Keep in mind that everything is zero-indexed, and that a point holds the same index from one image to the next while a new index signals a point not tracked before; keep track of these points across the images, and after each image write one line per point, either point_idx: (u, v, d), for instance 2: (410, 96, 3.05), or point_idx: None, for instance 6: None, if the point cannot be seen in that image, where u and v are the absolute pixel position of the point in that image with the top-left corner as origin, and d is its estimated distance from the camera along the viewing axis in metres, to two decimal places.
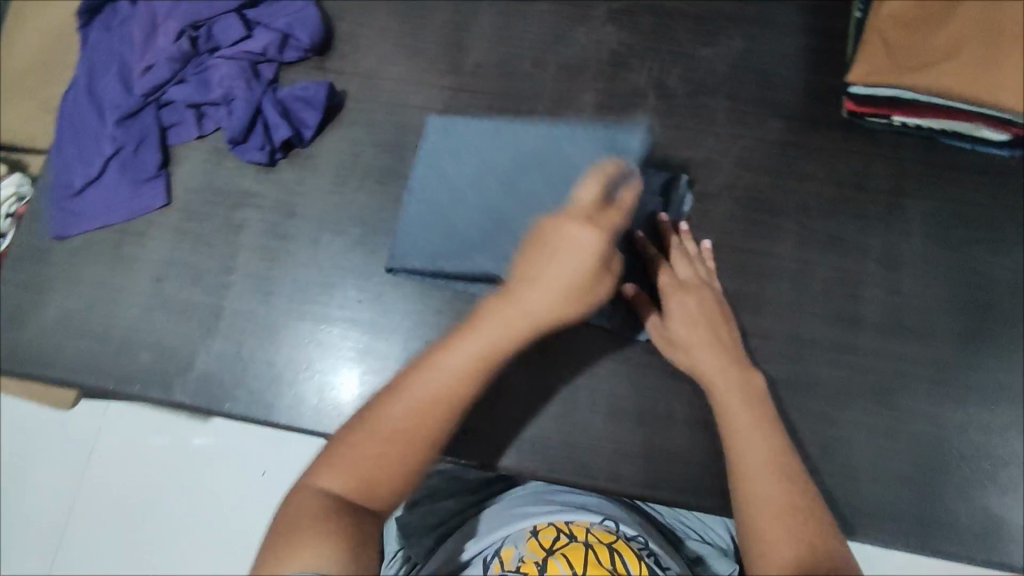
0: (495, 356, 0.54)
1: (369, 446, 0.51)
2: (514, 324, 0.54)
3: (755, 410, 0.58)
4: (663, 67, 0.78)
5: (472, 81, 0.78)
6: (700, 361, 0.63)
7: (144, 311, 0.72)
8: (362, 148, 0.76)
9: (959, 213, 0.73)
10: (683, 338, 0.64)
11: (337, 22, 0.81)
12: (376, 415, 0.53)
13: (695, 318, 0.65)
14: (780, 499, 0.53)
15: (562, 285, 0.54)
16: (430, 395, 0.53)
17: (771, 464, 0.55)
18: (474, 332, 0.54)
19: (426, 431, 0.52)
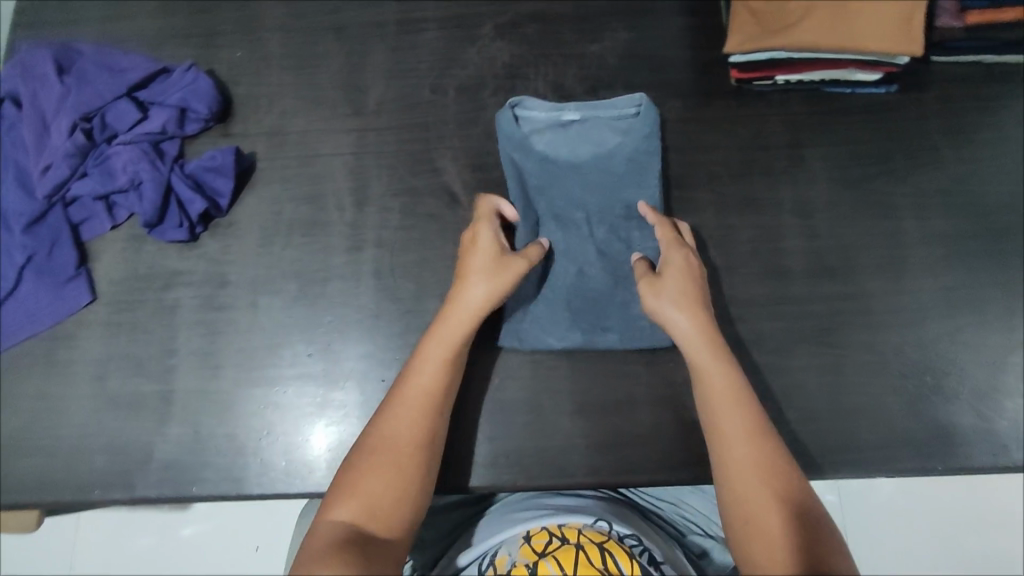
0: (456, 354, 0.64)
1: (372, 474, 0.57)
2: (462, 328, 0.64)
3: (740, 411, 0.59)
4: (558, 71, 0.81)
5: (377, 118, 0.79)
6: (686, 322, 0.63)
7: (92, 412, 0.71)
8: (282, 206, 0.76)
9: (854, 154, 0.77)
10: (670, 286, 0.64)
11: (233, 88, 0.81)
12: (375, 443, 0.59)
13: (684, 271, 0.65)
14: (750, 481, 0.56)
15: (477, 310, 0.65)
16: (420, 409, 0.61)
17: (752, 448, 0.57)
18: (432, 340, 0.64)
19: (419, 445, 0.59)
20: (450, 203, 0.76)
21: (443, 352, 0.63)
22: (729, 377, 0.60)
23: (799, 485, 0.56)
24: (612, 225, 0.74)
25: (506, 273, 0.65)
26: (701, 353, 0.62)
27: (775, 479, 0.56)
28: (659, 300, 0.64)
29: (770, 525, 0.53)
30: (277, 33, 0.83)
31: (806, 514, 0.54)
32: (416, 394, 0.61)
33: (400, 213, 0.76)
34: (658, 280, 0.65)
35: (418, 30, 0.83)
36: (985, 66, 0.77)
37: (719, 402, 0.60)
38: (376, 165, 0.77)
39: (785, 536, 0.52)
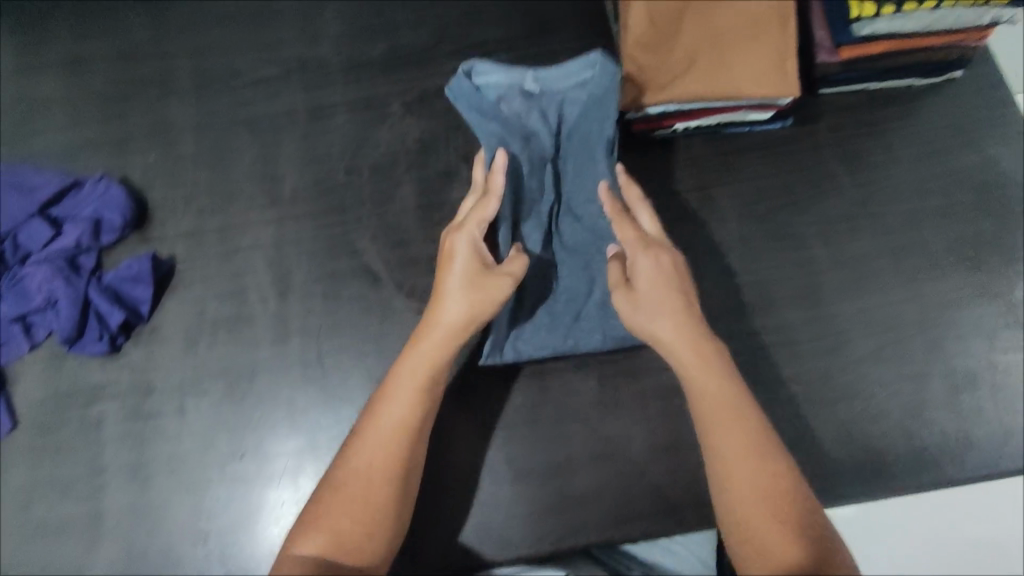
0: (435, 375, 0.62)
1: (341, 508, 0.56)
2: (442, 346, 0.62)
3: (732, 426, 0.57)
4: (468, 140, 0.83)
5: (294, 206, 0.80)
6: (670, 334, 0.61)
7: (22, 542, 0.69)
8: (205, 304, 0.76)
9: (760, 189, 0.79)
10: (647, 295, 0.62)
11: (149, 192, 0.82)
12: (348, 473, 0.58)
13: (660, 277, 0.63)
14: (750, 491, 0.55)
15: (456, 325, 0.62)
16: (395, 435, 0.59)
17: (751, 458, 0.56)
18: (411, 355, 0.62)
19: (392, 476, 0.58)
20: (372, 283, 0.76)
21: (422, 372, 0.61)
22: (720, 386, 0.60)
23: (801, 497, 0.55)
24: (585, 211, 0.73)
25: (487, 287, 0.61)
26: (690, 364, 0.61)
27: (776, 492, 0.54)
28: (637, 312, 0.62)
29: (771, 538, 0.52)
30: (190, 133, 0.84)
31: (805, 528, 0.52)
32: (387, 422, 0.59)
33: (322, 298, 0.76)
34: (634, 290, 0.62)
35: (329, 115, 0.85)
36: (868, 94, 0.82)
37: (713, 417, 0.58)
38: (295, 253, 0.78)
39: (787, 552, 0.51)
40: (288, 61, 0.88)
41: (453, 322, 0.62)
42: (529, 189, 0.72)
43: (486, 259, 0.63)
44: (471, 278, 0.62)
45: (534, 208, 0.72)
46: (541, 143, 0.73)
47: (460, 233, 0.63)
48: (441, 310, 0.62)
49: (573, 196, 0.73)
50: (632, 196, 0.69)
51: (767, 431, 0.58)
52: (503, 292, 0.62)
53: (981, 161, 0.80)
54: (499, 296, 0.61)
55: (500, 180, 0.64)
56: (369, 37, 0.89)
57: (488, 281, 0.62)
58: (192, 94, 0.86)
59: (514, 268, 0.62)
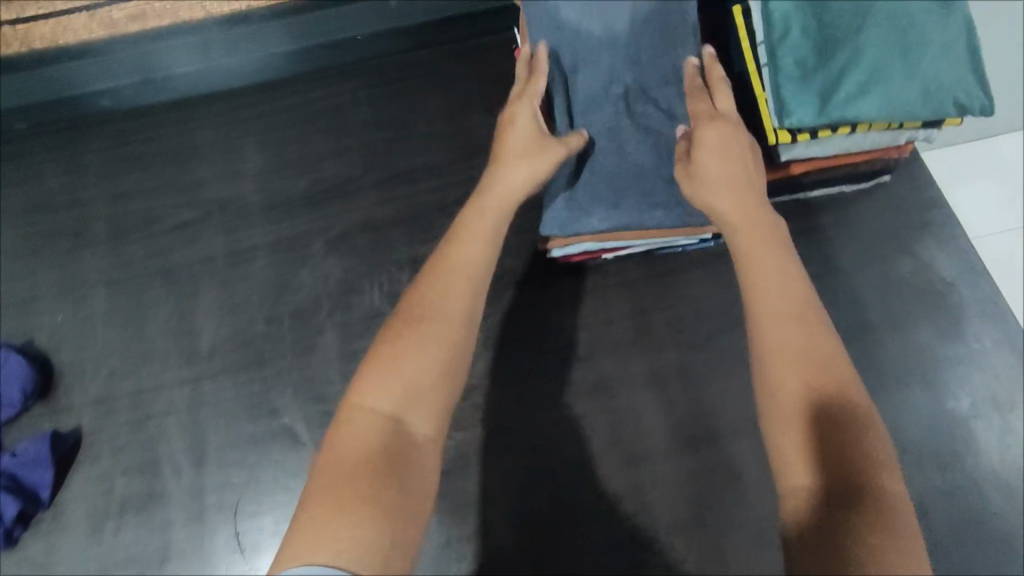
0: (500, 232, 0.56)
1: (410, 351, 0.46)
2: (500, 206, 0.57)
3: (787, 293, 0.48)
4: (393, 278, 0.80)
5: (211, 362, 0.76)
6: (728, 206, 0.54)
7: None
8: (113, 480, 0.71)
9: (696, 314, 0.77)
10: (707, 178, 0.56)
11: (55, 356, 0.77)
12: (418, 317, 0.48)
13: (731, 149, 0.57)
14: (810, 365, 0.45)
15: (515, 189, 0.59)
16: (468, 281, 0.50)
17: (810, 327, 0.47)
18: (477, 207, 0.57)
19: (467, 324, 0.49)
20: (294, 445, 0.72)
21: (489, 227, 0.55)
22: (776, 256, 0.51)
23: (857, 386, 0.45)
24: (654, 95, 0.70)
25: (546, 144, 0.62)
26: (741, 227, 0.53)
27: (845, 372, 0.45)
28: (696, 183, 0.57)
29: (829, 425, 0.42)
30: (102, 288, 0.81)
31: (868, 424, 0.43)
32: (462, 265, 0.51)
33: (241, 465, 0.71)
34: (693, 168, 0.57)
35: (249, 258, 0.82)
36: (799, 205, 0.81)
37: (771, 278, 0.49)
38: (212, 415, 0.73)
39: (854, 444, 0.41)
40: (207, 202, 0.85)
41: (518, 174, 0.59)
42: (589, 70, 0.70)
43: (542, 124, 0.64)
44: (535, 133, 0.62)
45: (580, 100, 0.70)
46: (602, 29, 0.70)
47: (519, 103, 0.64)
48: (508, 157, 0.61)
49: (640, 82, 0.70)
50: (713, 76, 0.65)
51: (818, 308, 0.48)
52: (561, 152, 0.62)
53: (919, 269, 0.78)
54: (560, 151, 0.62)
55: (544, 68, 0.67)
56: (290, 172, 0.87)
57: (551, 136, 0.62)
58: (106, 244, 0.83)
59: (573, 132, 0.64)
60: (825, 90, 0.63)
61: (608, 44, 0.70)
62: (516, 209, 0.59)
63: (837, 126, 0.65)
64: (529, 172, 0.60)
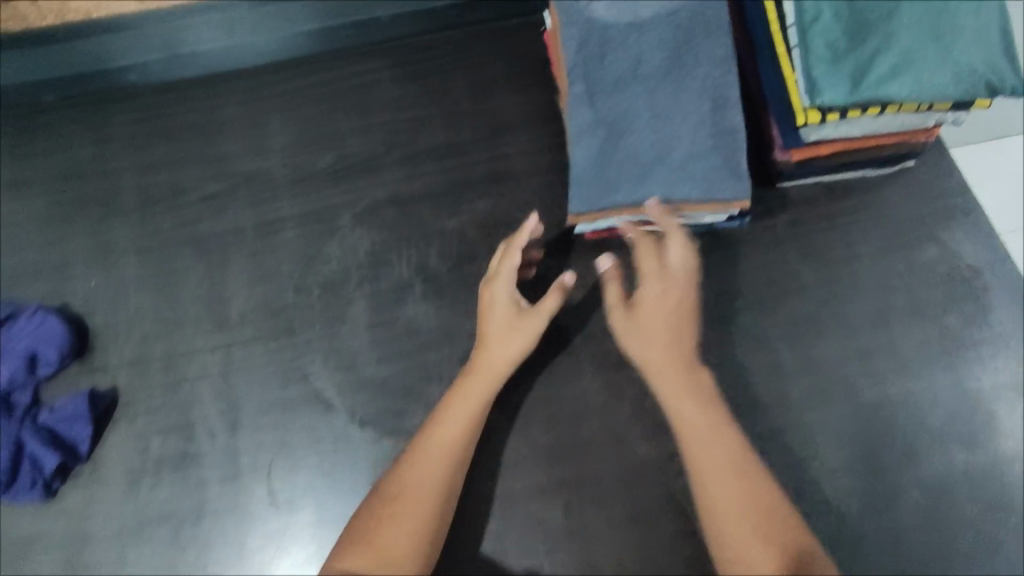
0: (478, 417, 0.65)
1: (393, 525, 0.58)
2: (483, 390, 0.66)
3: (722, 457, 0.58)
4: (421, 251, 0.81)
5: (241, 329, 0.78)
6: (660, 355, 0.64)
7: None
8: (148, 439, 0.73)
9: (721, 293, 0.78)
10: (643, 320, 0.65)
11: (89, 319, 0.79)
12: (392, 495, 0.60)
13: (664, 308, 0.65)
14: (742, 512, 0.55)
15: (495, 369, 0.67)
16: (440, 460, 0.62)
17: (743, 487, 0.56)
18: (464, 389, 0.66)
19: (434, 498, 0.60)
20: (326, 409, 0.74)
21: (466, 410, 0.65)
22: (714, 427, 0.60)
23: (794, 538, 0.54)
24: (678, 80, 0.70)
25: (521, 326, 0.68)
26: (676, 394, 0.63)
27: (774, 526, 0.54)
28: (631, 337, 0.66)
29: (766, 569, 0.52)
30: (133, 256, 0.82)
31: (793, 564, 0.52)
32: (439, 448, 0.63)
33: (275, 428, 0.73)
34: (634, 310, 0.66)
35: (278, 229, 0.83)
36: (824, 188, 0.82)
37: (708, 445, 0.59)
38: (243, 381, 0.75)
39: None
40: (236, 174, 0.86)
41: (500, 349, 0.67)
42: (617, 57, 0.71)
43: (521, 303, 0.69)
44: (512, 312, 0.68)
45: (600, 86, 0.71)
46: (632, 16, 0.71)
47: (495, 284, 0.70)
48: (487, 333, 0.68)
49: (665, 65, 0.70)
50: (666, 222, 0.68)
51: (754, 467, 0.58)
52: (535, 331, 0.68)
53: (944, 255, 0.79)
54: (534, 334, 0.67)
55: (524, 241, 0.70)
56: (317, 146, 0.88)
57: (530, 322, 0.68)
58: (134, 213, 0.84)
59: (551, 302, 0.67)
60: (857, 72, 0.64)
61: (635, 30, 0.71)
62: (489, 401, 0.66)
63: (867, 106, 0.66)
64: (503, 350, 0.67)
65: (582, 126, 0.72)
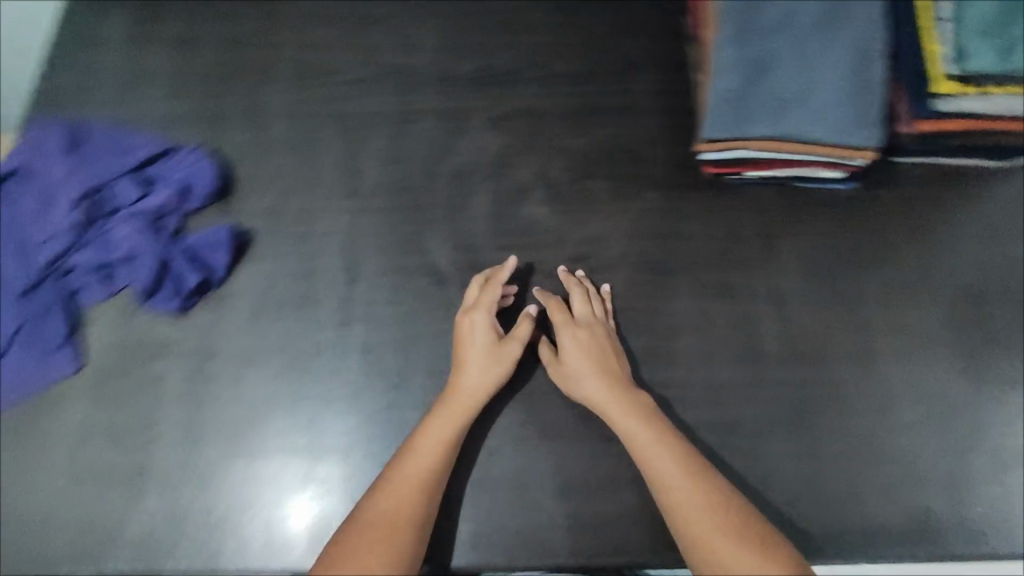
0: (453, 439, 0.68)
1: (369, 545, 0.60)
2: (453, 416, 0.69)
3: (684, 473, 0.64)
4: (545, 161, 0.87)
5: (373, 200, 0.83)
6: (598, 390, 0.71)
7: (68, 485, 0.70)
8: (276, 280, 0.79)
9: (824, 247, 0.82)
10: (577, 365, 0.72)
11: (235, 167, 0.85)
12: (370, 517, 0.62)
13: (587, 349, 0.73)
14: (712, 519, 0.61)
15: (474, 396, 0.70)
16: (414, 483, 0.65)
17: (707, 498, 0.63)
18: (432, 420, 0.69)
19: (415, 511, 0.63)
20: (439, 283, 0.79)
21: (438, 436, 0.67)
22: (669, 450, 0.66)
23: (758, 534, 0.61)
24: (829, 33, 0.73)
25: (500, 357, 0.72)
26: (632, 418, 0.68)
27: (736, 530, 0.61)
28: (569, 384, 0.72)
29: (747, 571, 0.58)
30: (281, 121, 0.88)
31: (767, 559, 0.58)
32: (414, 475, 0.65)
33: (390, 289, 0.78)
34: (564, 362, 0.73)
35: (415, 120, 0.89)
36: (937, 168, 0.85)
37: (671, 465, 0.65)
38: (368, 246, 0.81)
39: None
40: (383, 66, 0.92)
41: (475, 377, 0.71)
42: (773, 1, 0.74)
43: (499, 332, 0.74)
44: (496, 338, 0.73)
45: (753, 26, 0.74)
46: None
47: (476, 313, 0.74)
48: (466, 361, 0.72)
49: (819, 17, 0.73)
50: (574, 286, 0.78)
51: (713, 477, 0.65)
52: (513, 359, 0.72)
53: None
54: (511, 361, 0.72)
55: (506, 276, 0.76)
56: (460, 53, 0.93)
57: (507, 354, 0.72)
58: (289, 84, 0.91)
59: (523, 330, 0.74)
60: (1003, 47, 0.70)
61: None
62: (466, 426, 0.69)
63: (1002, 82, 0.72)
64: (479, 377, 0.71)
65: (731, 61, 0.74)
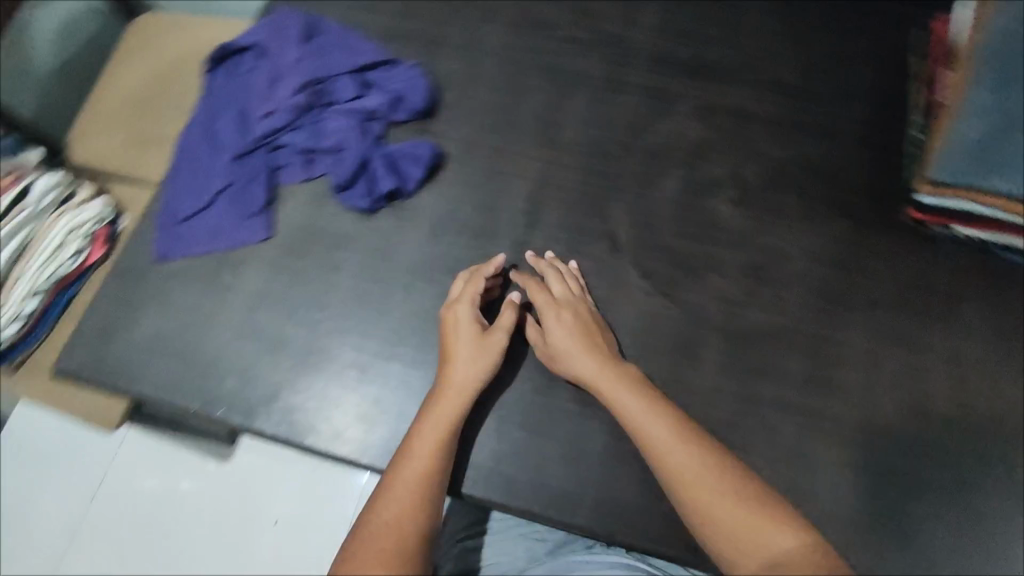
0: (451, 426, 0.64)
1: (370, 551, 0.54)
2: (444, 408, 0.64)
3: (689, 449, 0.59)
4: (741, 162, 0.85)
5: (566, 156, 0.84)
6: (588, 368, 0.67)
7: (235, 339, 0.74)
8: (459, 206, 0.81)
9: (1016, 323, 0.77)
10: (567, 345, 0.69)
11: (444, 92, 0.87)
12: (373, 526, 0.56)
13: (570, 330, 0.70)
14: (721, 492, 0.56)
15: (462, 384, 0.66)
16: (416, 481, 0.59)
17: (713, 469, 0.58)
18: (422, 417, 0.64)
19: (420, 505, 0.58)
20: (613, 252, 0.80)
21: (434, 427, 0.63)
22: (661, 419, 0.62)
23: (775, 508, 0.55)
24: None
25: (489, 346, 0.69)
26: (619, 390, 0.65)
27: (748, 501, 0.56)
28: (559, 365, 0.70)
29: (775, 552, 0.52)
30: (494, 59, 0.90)
31: (789, 537, 0.53)
32: (413, 476, 0.59)
33: (565, 244, 0.80)
34: (551, 345, 0.70)
35: (622, 90, 0.89)
36: None
37: (667, 440, 0.60)
38: (552, 198, 0.82)
39: (792, 556, 0.52)
40: (602, 31, 0.92)
41: (462, 364, 0.67)
42: None
43: (481, 321, 0.71)
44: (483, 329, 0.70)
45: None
46: None
47: (460, 306, 0.71)
48: (453, 349, 0.68)
49: None
50: (548, 268, 0.76)
51: (713, 445, 0.60)
52: (502, 345, 0.69)
53: None
54: (500, 348, 0.69)
55: (490, 270, 0.73)
56: (678, 36, 0.92)
57: (494, 342, 0.69)
58: (508, 26, 0.92)
59: (506, 318, 0.70)
60: None
61: None
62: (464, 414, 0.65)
63: None
64: (467, 366, 0.67)
65: (984, 106, 0.71)
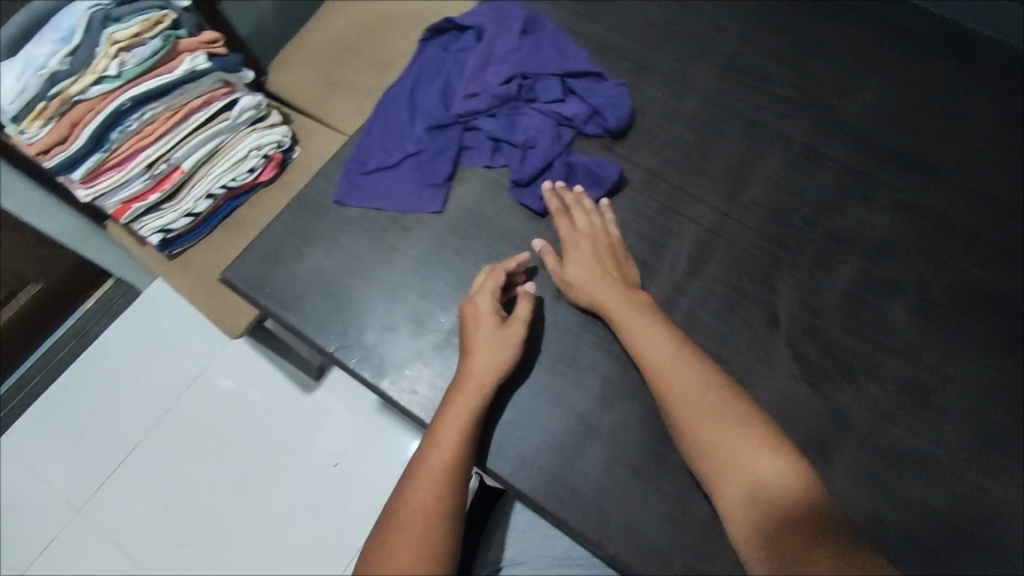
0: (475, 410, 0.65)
1: (400, 533, 0.56)
2: (467, 395, 0.65)
3: (683, 377, 0.64)
4: (932, 270, 0.79)
5: (744, 213, 0.81)
6: (599, 294, 0.72)
7: (385, 298, 0.77)
8: (626, 234, 0.80)
9: None
10: (581, 274, 0.73)
11: (639, 117, 0.87)
12: (401, 515, 0.57)
13: (586, 265, 0.73)
14: (706, 410, 0.62)
15: (488, 372, 0.67)
16: (444, 465, 0.61)
17: (702, 392, 0.63)
18: (448, 405, 0.65)
19: (447, 484, 0.60)
20: (770, 325, 0.76)
21: (459, 411, 0.64)
22: (657, 338, 0.68)
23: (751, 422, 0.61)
24: None
25: (509, 341, 0.69)
26: (625, 312, 0.70)
27: (729, 416, 0.61)
28: (575, 292, 0.73)
29: (747, 463, 0.58)
30: (697, 98, 0.88)
31: (760, 446, 0.59)
32: (436, 469, 0.60)
33: (721, 301, 0.77)
34: (568, 273, 0.74)
35: (822, 162, 0.84)
36: None
37: (663, 360, 0.66)
38: (720, 252, 0.79)
39: (766, 465, 0.58)
40: (814, 96, 0.88)
41: (484, 354, 0.68)
42: None
43: (499, 313, 0.71)
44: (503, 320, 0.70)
45: None
46: None
47: (478, 298, 0.71)
48: (475, 341, 0.69)
49: None
50: (574, 199, 0.78)
51: (703, 364, 0.66)
52: (522, 337, 0.70)
53: None
54: (518, 340, 0.70)
55: (513, 266, 0.73)
56: (896, 121, 0.87)
57: (515, 338, 0.69)
58: (719, 68, 0.90)
59: (523, 310, 0.71)
60: None
61: None
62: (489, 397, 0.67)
63: None
64: (490, 357, 0.68)
65: None
